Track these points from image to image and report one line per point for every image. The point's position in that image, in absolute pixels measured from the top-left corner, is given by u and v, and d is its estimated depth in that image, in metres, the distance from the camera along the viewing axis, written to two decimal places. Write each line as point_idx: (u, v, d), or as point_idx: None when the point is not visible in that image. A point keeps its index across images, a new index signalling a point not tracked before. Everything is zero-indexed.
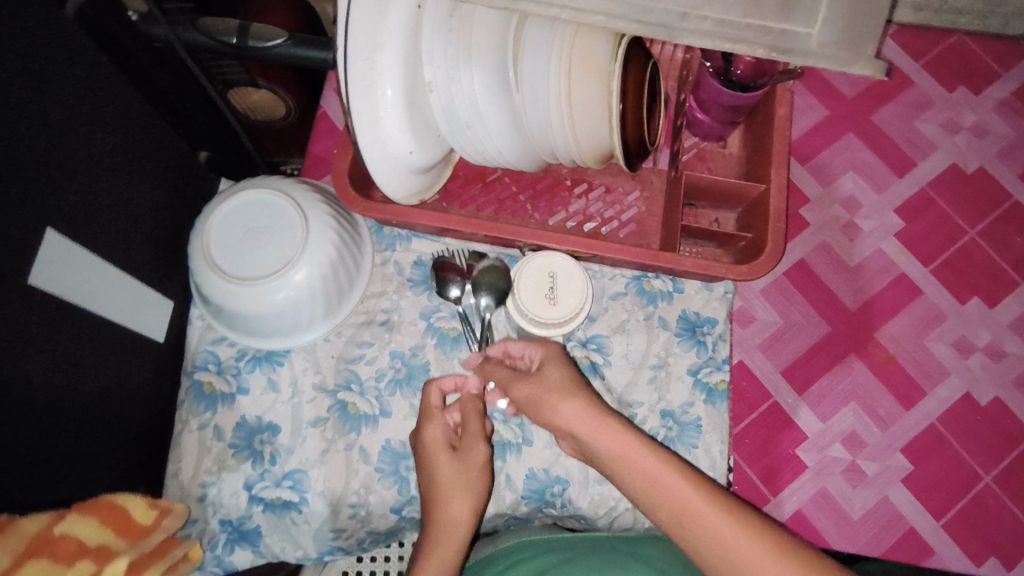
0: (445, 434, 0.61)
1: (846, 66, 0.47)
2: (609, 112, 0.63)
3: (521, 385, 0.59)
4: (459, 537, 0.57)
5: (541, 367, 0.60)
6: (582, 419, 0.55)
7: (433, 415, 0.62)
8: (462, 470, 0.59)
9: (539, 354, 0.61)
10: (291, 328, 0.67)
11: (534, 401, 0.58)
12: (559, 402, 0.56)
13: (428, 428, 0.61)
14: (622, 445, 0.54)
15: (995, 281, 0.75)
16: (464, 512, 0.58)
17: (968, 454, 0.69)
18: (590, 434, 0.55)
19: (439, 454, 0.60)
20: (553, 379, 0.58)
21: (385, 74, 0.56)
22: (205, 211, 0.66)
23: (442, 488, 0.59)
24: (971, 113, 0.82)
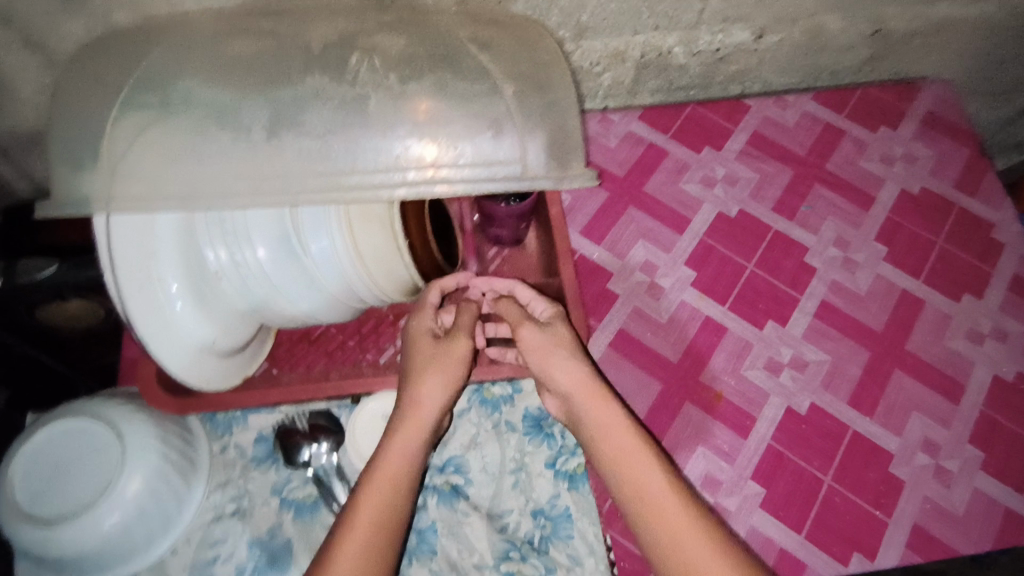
0: (432, 330, 0.72)
1: (563, 182, 0.55)
2: (399, 254, 0.68)
3: (531, 330, 0.71)
4: (421, 426, 0.66)
5: (552, 323, 0.72)
6: (577, 381, 0.67)
7: (428, 308, 0.73)
8: (441, 354, 0.69)
9: (551, 311, 0.74)
10: (131, 551, 0.63)
11: (540, 346, 0.70)
12: (563, 358, 0.69)
13: (417, 319, 0.73)
14: (609, 412, 0.66)
15: (781, 302, 0.86)
16: (432, 397, 0.67)
17: (807, 462, 0.76)
18: (580, 393, 0.67)
19: (423, 341, 0.71)
20: (562, 335, 0.71)
21: (164, 277, 0.59)
22: (6, 459, 0.62)
23: (422, 362, 0.69)
24: (720, 167, 0.96)
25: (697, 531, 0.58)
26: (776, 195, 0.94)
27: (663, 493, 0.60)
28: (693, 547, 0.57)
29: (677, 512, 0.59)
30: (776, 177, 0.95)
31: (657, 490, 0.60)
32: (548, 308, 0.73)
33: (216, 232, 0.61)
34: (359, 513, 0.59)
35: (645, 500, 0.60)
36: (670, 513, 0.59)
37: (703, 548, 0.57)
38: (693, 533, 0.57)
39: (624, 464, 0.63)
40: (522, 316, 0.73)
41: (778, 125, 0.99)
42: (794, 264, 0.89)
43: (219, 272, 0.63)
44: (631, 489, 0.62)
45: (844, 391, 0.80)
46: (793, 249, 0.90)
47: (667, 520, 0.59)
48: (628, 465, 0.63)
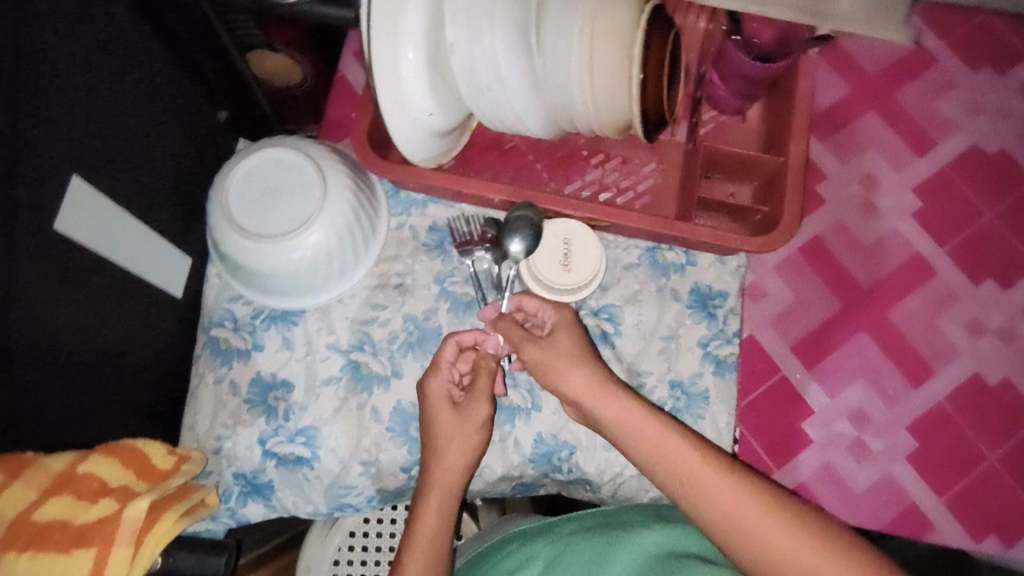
0: (450, 388, 0.62)
1: (872, 29, 0.48)
2: (629, 82, 0.62)
3: (534, 348, 0.60)
4: (468, 443, 0.61)
5: (555, 333, 0.61)
6: (595, 397, 0.56)
7: (443, 364, 0.63)
8: (466, 420, 0.61)
9: (557, 316, 0.62)
10: (308, 287, 0.68)
11: (547, 361, 0.58)
12: (568, 366, 0.57)
13: (432, 380, 0.62)
14: (647, 428, 0.54)
15: (1010, 264, 0.75)
16: (479, 416, 0.61)
17: (974, 433, 0.69)
18: (600, 408, 0.56)
19: (443, 411, 0.61)
20: (563, 343, 0.59)
21: (409, 33, 0.56)
22: (224, 170, 0.67)
23: (440, 441, 0.60)
24: (995, 94, 0.81)
25: (755, 505, 0.49)
26: None
27: (712, 477, 0.50)
28: (755, 523, 0.48)
29: (729, 493, 0.49)
30: None
31: (699, 473, 0.51)
32: (554, 311, 0.62)
33: (465, 4, 0.59)
34: (416, 529, 0.57)
35: (693, 489, 0.51)
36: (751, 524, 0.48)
37: (766, 521, 0.48)
38: (749, 508, 0.48)
39: (659, 457, 0.52)
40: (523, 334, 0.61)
41: None
42: None
43: (454, 45, 0.60)
44: (702, 509, 0.50)
45: None
46: None
47: (720, 504, 0.49)
48: (660, 456, 0.52)
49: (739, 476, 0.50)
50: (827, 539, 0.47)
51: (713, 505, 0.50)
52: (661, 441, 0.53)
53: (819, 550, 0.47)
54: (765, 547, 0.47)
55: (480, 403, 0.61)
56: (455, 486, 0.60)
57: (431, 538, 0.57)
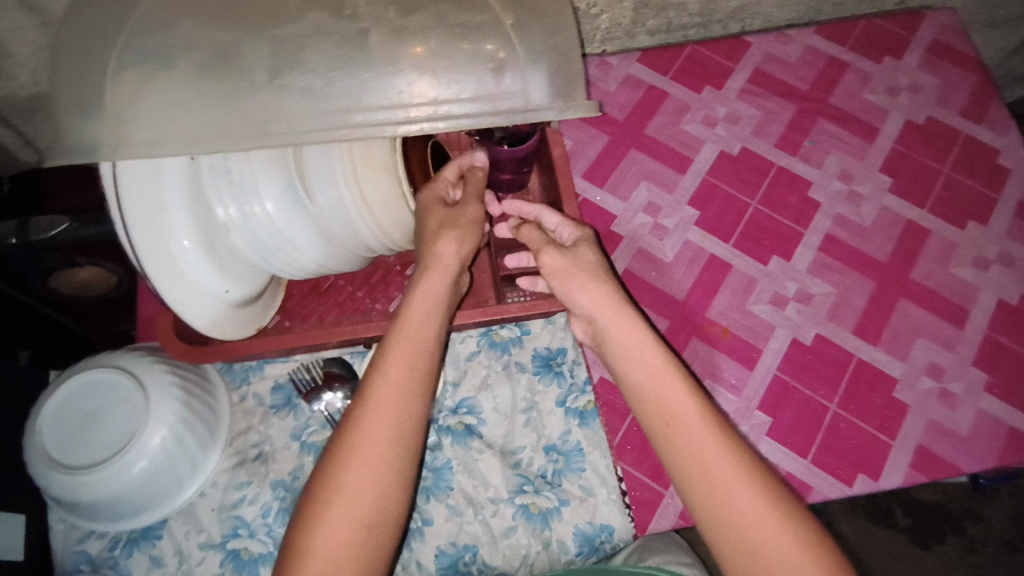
0: (443, 200, 0.69)
1: (565, 113, 0.57)
2: (404, 199, 0.69)
3: (553, 254, 0.68)
4: (431, 305, 0.62)
5: (575, 247, 0.69)
6: (601, 304, 0.64)
7: (443, 179, 0.71)
8: (460, 219, 0.67)
9: (577, 234, 0.71)
10: (161, 496, 0.66)
11: (563, 269, 0.67)
12: (587, 282, 0.66)
13: (426, 194, 0.69)
14: (639, 340, 0.62)
15: (785, 237, 0.86)
16: (450, 252, 0.65)
17: (812, 391, 0.77)
18: (609, 320, 0.64)
19: (435, 207, 0.68)
20: (584, 259, 0.67)
21: (175, 229, 0.59)
22: (34, 411, 0.64)
23: (437, 228, 0.66)
24: (721, 106, 0.95)
25: (734, 473, 0.55)
26: (779, 132, 0.93)
27: (703, 437, 0.57)
28: (728, 487, 0.54)
29: (718, 455, 0.56)
30: (778, 114, 0.94)
31: (694, 428, 0.57)
32: (577, 229, 0.71)
33: (224, 184, 0.62)
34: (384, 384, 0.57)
35: (677, 427, 0.58)
36: (723, 481, 0.55)
37: (738, 488, 0.54)
38: (727, 473, 0.55)
39: (656, 397, 0.60)
40: (545, 239, 0.70)
41: (780, 62, 0.98)
42: (798, 200, 0.89)
43: (227, 223, 0.63)
44: (682, 455, 0.57)
45: (849, 322, 0.81)
46: (796, 184, 0.90)
47: (703, 460, 0.56)
48: (660, 400, 0.59)
49: (730, 447, 0.56)
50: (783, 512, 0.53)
51: (698, 461, 0.56)
52: (664, 386, 0.60)
53: (778, 525, 0.52)
54: (738, 519, 0.53)
55: (455, 232, 0.66)
56: (437, 311, 0.62)
57: (396, 415, 0.56)
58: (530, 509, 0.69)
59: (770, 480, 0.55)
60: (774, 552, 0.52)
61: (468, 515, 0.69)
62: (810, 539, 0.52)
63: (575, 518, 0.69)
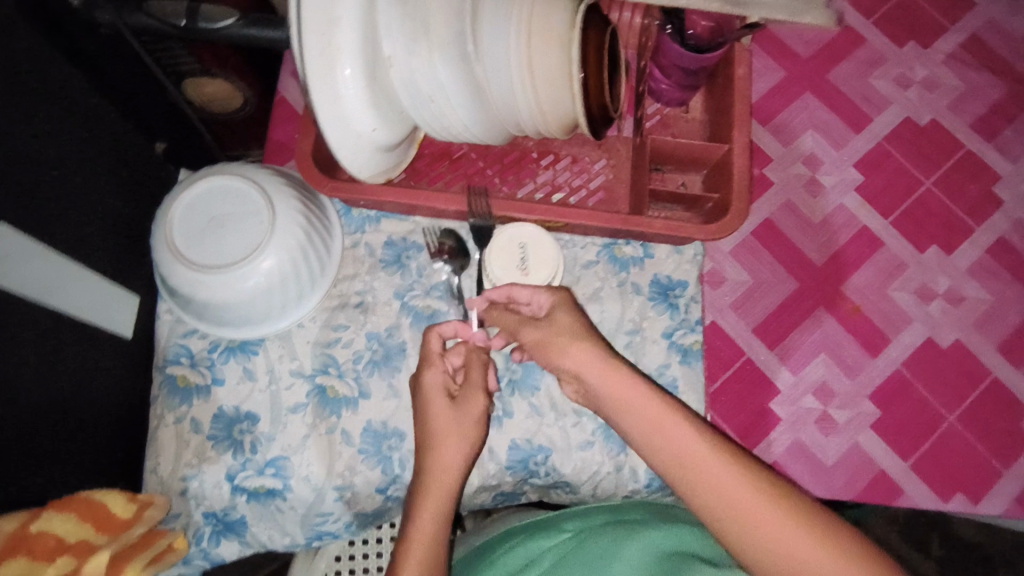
0: (444, 386, 0.60)
1: (795, 17, 0.50)
2: (570, 82, 0.63)
3: (530, 329, 0.58)
4: (447, 486, 0.56)
5: (550, 315, 0.58)
6: (588, 362, 0.54)
7: (432, 367, 0.60)
8: (461, 420, 0.58)
9: (552, 299, 0.60)
10: (264, 316, 0.67)
11: (543, 342, 0.56)
12: (568, 345, 0.55)
13: (428, 374, 0.60)
14: (633, 394, 0.52)
15: (951, 229, 0.78)
16: (456, 458, 0.57)
17: (933, 395, 0.72)
18: (604, 384, 0.53)
19: (437, 400, 0.59)
20: (563, 325, 0.56)
21: (344, 49, 0.55)
22: (165, 203, 0.65)
23: (442, 436, 0.57)
24: (921, 67, 0.84)
25: (770, 503, 0.47)
26: (979, 112, 0.82)
27: (735, 481, 0.48)
28: (770, 526, 0.47)
29: (752, 497, 0.47)
30: (984, 91, 0.83)
31: (724, 479, 0.48)
32: (549, 295, 0.60)
33: (399, 15, 0.58)
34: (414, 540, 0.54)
35: (693, 474, 0.49)
36: (763, 521, 0.47)
37: (787, 528, 0.46)
38: (761, 505, 0.47)
39: (661, 437, 0.51)
40: (520, 319, 0.60)
41: (1004, 33, 0.85)
42: (978, 192, 0.79)
43: (391, 59, 0.60)
44: (713, 505, 0.48)
45: (996, 335, 0.74)
46: (981, 174, 0.80)
47: (739, 512, 0.47)
48: (677, 458, 0.50)
49: (764, 483, 0.48)
50: (834, 541, 0.46)
51: (731, 507, 0.48)
52: (666, 426, 0.51)
53: (837, 561, 0.45)
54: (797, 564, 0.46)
55: (453, 449, 0.57)
56: (456, 481, 0.57)
57: (427, 552, 0.53)
58: (611, 430, 0.68)
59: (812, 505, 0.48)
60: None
61: (549, 418, 0.68)
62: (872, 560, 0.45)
63: None
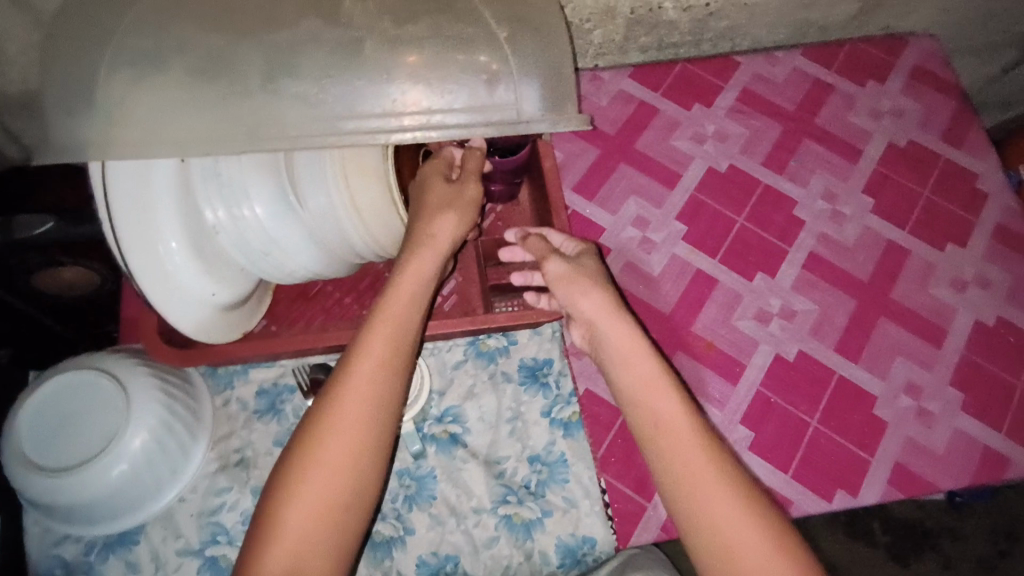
0: (443, 176, 0.69)
1: (556, 125, 0.58)
2: (394, 207, 0.68)
3: (556, 261, 0.70)
4: (415, 305, 0.63)
5: (579, 258, 0.72)
6: (602, 315, 0.66)
7: (436, 163, 0.71)
8: (457, 195, 0.68)
9: (580, 246, 0.74)
10: (138, 501, 0.65)
11: (566, 276, 0.69)
12: (586, 288, 0.68)
13: (430, 168, 0.70)
14: (631, 339, 0.65)
15: (770, 254, 0.87)
16: (446, 233, 0.65)
17: (793, 406, 0.78)
18: (604, 323, 0.66)
19: (437, 181, 0.68)
20: (588, 268, 0.70)
21: (162, 231, 0.58)
22: (11, 413, 0.63)
23: (435, 205, 0.66)
24: (709, 123, 0.96)
25: (711, 468, 0.57)
26: (765, 150, 0.95)
27: (697, 452, 0.58)
28: (702, 484, 0.57)
29: (697, 454, 0.58)
30: (765, 132, 0.96)
31: (677, 427, 0.60)
32: (580, 244, 0.74)
33: (213, 187, 0.62)
34: (354, 375, 0.58)
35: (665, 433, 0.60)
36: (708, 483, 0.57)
37: (717, 487, 0.56)
38: (705, 470, 0.57)
39: (651, 397, 0.62)
40: (549, 249, 0.72)
41: (767, 82, 0.99)
42: (783, 217, 0.90)
43: (216, 226, 0.63)
44: (669, 457, 0.59)
45: (831, 338, 0.82)
46: (782, 202, 0.91)
47: (683, 459, 0.58)
48: (643, 395, 0.62)
49: (750, 504, 0.56)
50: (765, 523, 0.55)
51: (683, 468, 0.58)
52: (655, 388, 0.62)
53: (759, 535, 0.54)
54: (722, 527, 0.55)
55: (443, 219, 0.66)
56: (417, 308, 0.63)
57: (360, 415, 0.57)
58: (512, 519, 0.69)
59: (767, 505, 0.57)
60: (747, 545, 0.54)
61: (450, 524, 0.69)
62: (780, 536, 0.54)
63: (557, 529, 0.69)
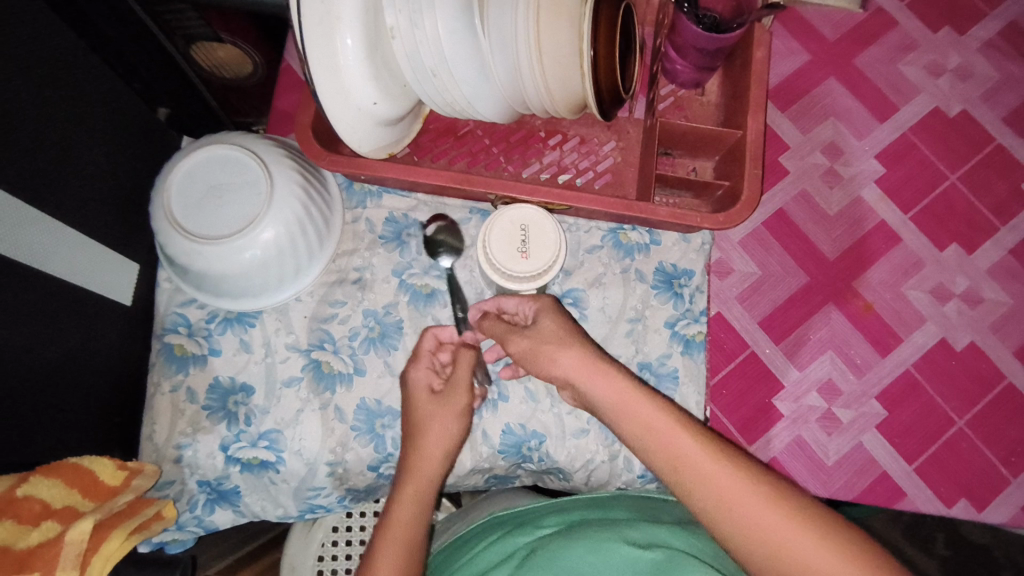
0: (432, 376, 0.62)
1: None
2: (580, 57, 0.61)
3: (518, 339, 0.59)
4: (429, 475, 0.58)
5: (538, 319, 0.59)
6: (579, 369, 0.55)
7: (425, 354, 0.63)
8: (447, 405, 0.60)
9: (537, 305, 0.61)
10: (260, 289, 0.66)
11: (534, 351, 0.57)
12: (557, 351, 0.56)
13: (415, 370, 0.62)
14: (617, 393, 0.53)
15: (974, 226, 0.74)
16: (439, 443, 0.59)
17: (942, 399, 0.70)
18: (588, 384, 0.54)
19: (421, 398, 0.61)
20: (547, 330, 0.58)
21: (343, 19, 0.53)
22: (165, 170, 0.64)
23: (421, 422, 0.60)
24: (955, 54, 0.80)
25: (760, 496, 0.47)
26: (1013, 105, 0.78)
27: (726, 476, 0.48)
28: (752, 517, 0.46)
29: (721, 474, 0.48)
30: (1021, 83, 0.79)
31: (696, 457, 0.49)
32: (532, 301, 0.61)
33: None
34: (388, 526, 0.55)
35: (682, 470, 0.49)
36: (748, 512, 0.46)
37: (779, 518, 0.46)
38: (752, 498, 0.47)
39: (651, 436, 0.51)
40: (507, 327, 0.61)
41: None
42: (1006, 190, 0.76)
43: (394, 29, 0.58)
44: (701, 493, 0.48)
45: (1014, 340, 0.71)
46: (1010, 171, 0.76)
47: (724, 498, 0.47)
48: (643, 426, 0.51)
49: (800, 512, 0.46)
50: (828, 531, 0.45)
51: (715, 499, 0.47)
52: (648, 417, 0.51)
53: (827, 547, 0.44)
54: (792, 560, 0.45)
55: (438, 431, 0.59)
56: (437, 467, 0.59)
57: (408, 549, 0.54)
58: None
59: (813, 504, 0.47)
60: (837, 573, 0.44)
61: (544, 404, 0.67)
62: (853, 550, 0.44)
63: None
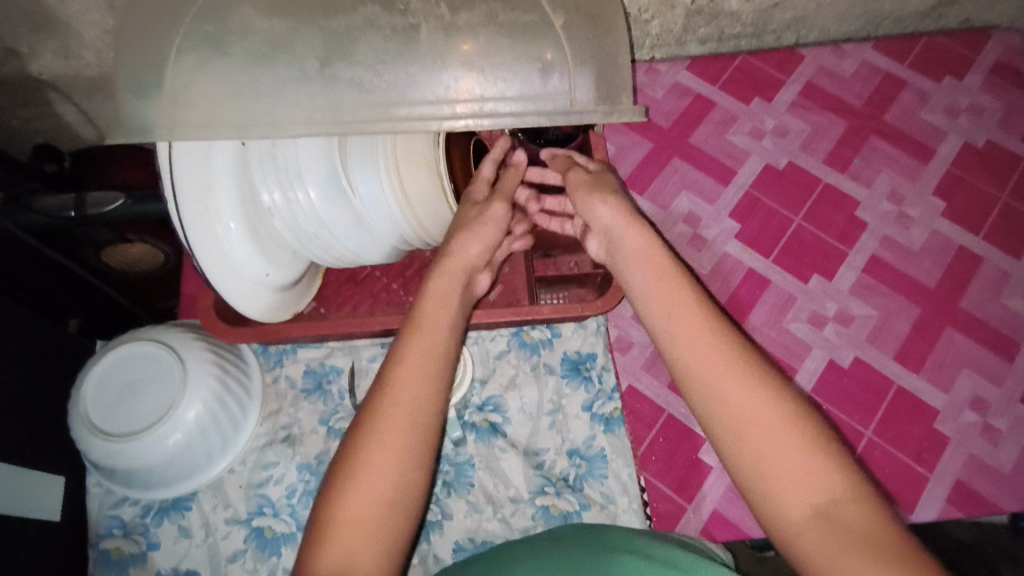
0: (473, 200, 0.67)
1: (610, 117, 0.58)
2: (444, 192, 0.68)
3: (578, 172, 0.68)
4: (434, 342, 0.54)
5: (600, 173, 0.69)
6: (630, 234, 0.61)
7: (478, 180, 0.70)
8: (479, 215, 0.65)
9: (600, 163, 0.71)
10: (190, 469, 0.68)
11: (582, 184, 0.66)
12: (602, 192, 0.64)
13: (463, 199, 0.67)
14: (660, 268, 0.57)
15: (827, 256, 0.84)
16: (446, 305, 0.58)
17: (847, 415, 0.75)
18: (620, 225, 0.62)
19: (467, 208, 0.67)
20: (602, 180, 0.67)
21: (222, 211, 0.60)
22: (78, 379, 0.67)
23: (461, 226, 0.65)
24: (769, 118, 0.93)
25: (773, 410, 0.45)
26: (828, 148, 0.91)
27: (740, 387, 0.47)
28: (767, 430, 0.44)
29: (744, 380, 0.47)
30: (829, 129, 0.92)
31: (716, 356, 0.49)
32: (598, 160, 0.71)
33: (270, 169, 0.63)
34: (398, 372, 0.50)
35: (705, 366, 0.49)
36: (758, 419, 0.45)
37: (770, 416, 0.45)
38: (764, 409, 0.45)
39: (678, 326, 0.52)
40: (569, 163, 0.70)
41: (834, 76, 0.95)
42: (844, 219, 0.86)
43: (272, 208, 0.64)
44: (715, 393, 0.47)
45: (891, 346, 0.79)
46: (843, 203, 0.87)
47: (735, 400, 0.46)
48: (676, 321, 0.52)
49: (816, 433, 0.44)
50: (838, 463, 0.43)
51: (731, 406, 0.46)
52: (677, 308, 0.53)
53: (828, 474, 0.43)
54: (788, 479, 0.43)
55: (470, 240, 0.63)
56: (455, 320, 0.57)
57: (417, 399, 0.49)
58: (549, 511, 0.69)
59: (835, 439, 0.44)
60: (804, 486, 0.42)
61: (488, 513, 0.69)
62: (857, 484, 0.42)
63: (595, 524, 0.69)
